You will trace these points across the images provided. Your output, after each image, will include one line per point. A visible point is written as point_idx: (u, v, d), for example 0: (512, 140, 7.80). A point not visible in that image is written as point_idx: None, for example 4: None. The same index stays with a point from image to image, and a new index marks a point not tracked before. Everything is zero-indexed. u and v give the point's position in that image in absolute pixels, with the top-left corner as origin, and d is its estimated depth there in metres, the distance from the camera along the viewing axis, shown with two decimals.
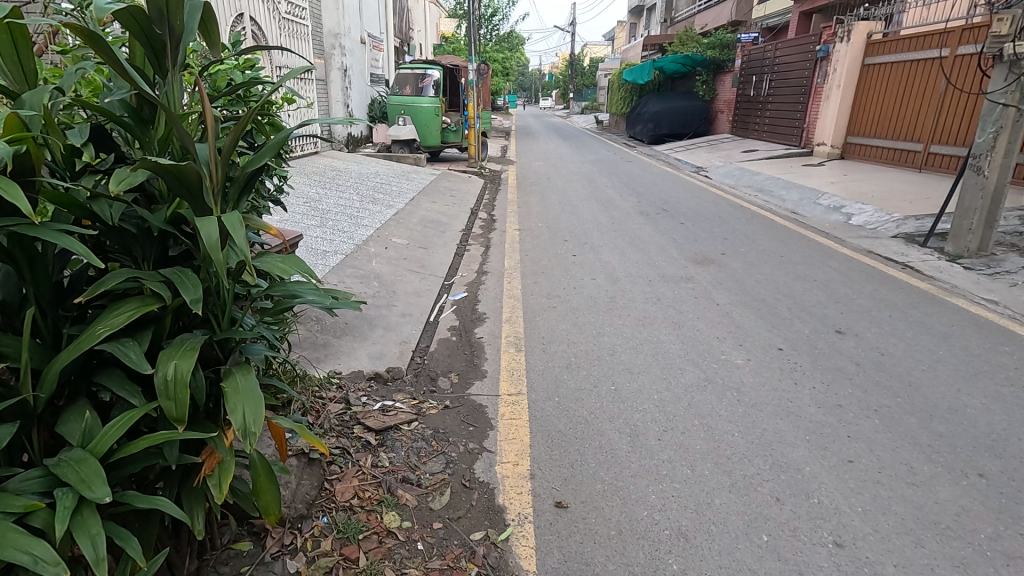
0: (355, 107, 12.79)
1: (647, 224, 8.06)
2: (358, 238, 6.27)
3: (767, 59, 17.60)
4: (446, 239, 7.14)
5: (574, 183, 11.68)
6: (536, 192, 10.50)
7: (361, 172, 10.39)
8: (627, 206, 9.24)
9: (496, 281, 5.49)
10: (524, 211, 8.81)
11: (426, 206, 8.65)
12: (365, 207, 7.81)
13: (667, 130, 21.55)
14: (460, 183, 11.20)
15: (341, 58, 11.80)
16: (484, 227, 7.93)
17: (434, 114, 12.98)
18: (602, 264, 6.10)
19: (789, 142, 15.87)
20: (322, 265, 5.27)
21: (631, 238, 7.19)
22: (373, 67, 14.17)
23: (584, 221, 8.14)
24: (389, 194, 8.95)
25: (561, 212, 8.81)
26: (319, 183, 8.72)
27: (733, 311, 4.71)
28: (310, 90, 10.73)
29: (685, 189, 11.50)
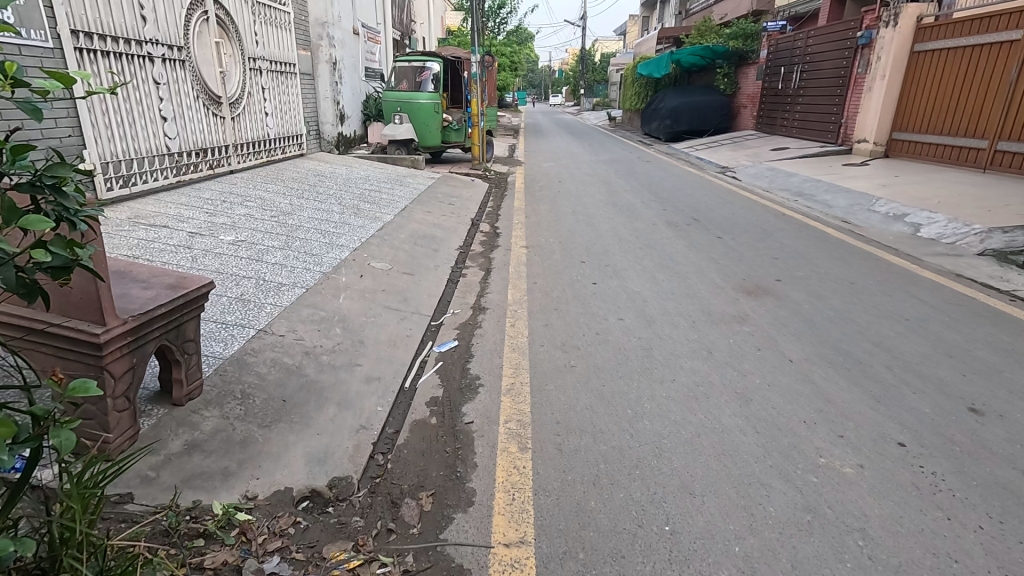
0: (347, 104, 11.67)
1: (678, 239, 6.84)
2: (329, 263, 5.10)
3: (798, 49, 16.18)
4: (438, 260, 5.94)
5: (589, 187, 10.44)
6: (547, 199, 9.28)
7: (351, 177, 9.22)
8: (651, 216, 8.01)
9: (496, 323, 4.30)
10: (532, 223, 7.61)
11: (419, 217, 7.49)
12: (346, 220, 6.64)
13: (687, 127, 20.18)
14: (461, 188, 10.02)
15: (329, 51, 10.67)
16: (485, 244, 6.74)
17: (434, 111, 11.81)
18: (628, 294, 4.89)
19: (823, 139, 14.49)
20: (271, 304, 4.10)
21: (661, 258, 5.97)
22: (369, 61, 13.04)
23: (603, 235, 6.92)
24: (378, 203, 7.78)
25: (576, 223, 7.60)
26: (299, 192, 7.59)
27: (814, 372, 3.49)
28: (295, 85, 9.61)
29: (714, 193, 10.24)
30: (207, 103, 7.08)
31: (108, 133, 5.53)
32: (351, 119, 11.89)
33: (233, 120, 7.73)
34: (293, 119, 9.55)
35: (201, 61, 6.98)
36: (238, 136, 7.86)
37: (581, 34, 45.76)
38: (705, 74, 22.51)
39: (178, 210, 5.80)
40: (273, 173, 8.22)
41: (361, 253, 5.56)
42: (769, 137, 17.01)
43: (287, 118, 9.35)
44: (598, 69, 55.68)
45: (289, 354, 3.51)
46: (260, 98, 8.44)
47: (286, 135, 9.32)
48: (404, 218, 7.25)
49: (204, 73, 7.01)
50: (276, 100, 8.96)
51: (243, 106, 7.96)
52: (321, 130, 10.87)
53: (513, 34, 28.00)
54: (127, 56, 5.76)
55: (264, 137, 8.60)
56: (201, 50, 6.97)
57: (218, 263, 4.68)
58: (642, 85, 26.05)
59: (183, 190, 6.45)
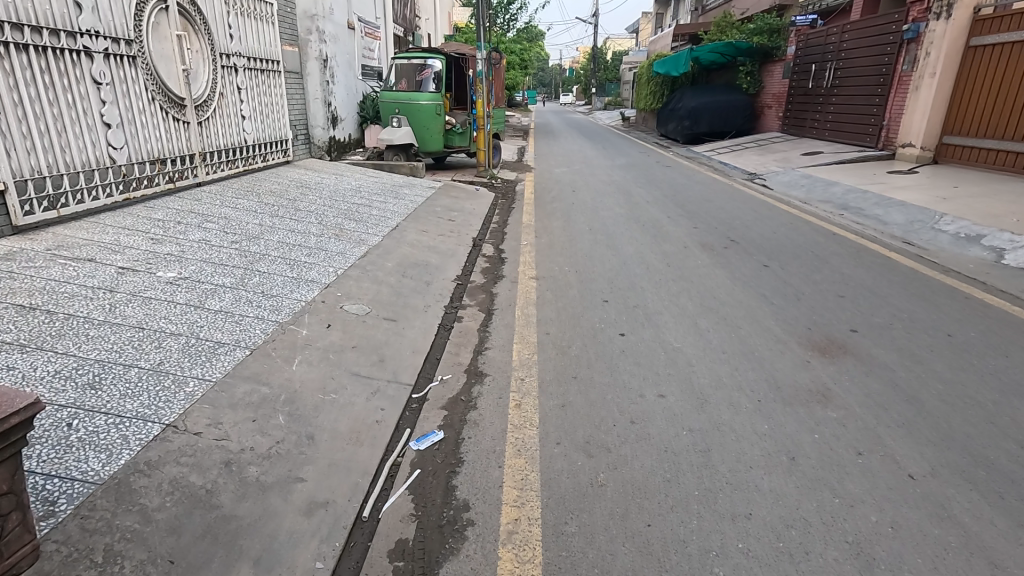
0: (341, 106, 10.68)
1: (715, 267, 5.77)
2: (289, 309, 4.09)
3: (830, 44, 14.94)
4: (429, 297, 4.91)
5: (606, 198, 9.36)
6: (559, 214, 8.24)
7: (338, 188, 8.23)
8: (679, 236, 6.94)
9: (496, 402, 3.26)
10: (542, 245, 6.56)
11: (410, 236, 6.46)
12: (324, 245, 5.63)
13: (706, 129, 19.10)
14: (463, 200, 8.98)
15: (319, 47, 9.68)
16: (488, 272, 5.70)
17: (436, 113, 10.77)
18: (667, 352, 3.83)
19: (861, 143, 13.29)
20: (195, 378, 3.07)
21: (701, 296, 4.91)
22: (366, 58, 12.04)
23: (627, 263, 5.85)
24: (365, 220, 6.77)
25: (594, 245, 6.54)
26: (274, 207, 6.63)
27: (954, 502, 2.41)
28: (279, 84, 8.64)
29: (747, 205, 9.13)
30: (165, 106, 6.10)
31: (27, 144, 4.55)
32: (345, 121, 10.90)
33: (199, 126, 6.76)
34: (276, 122, 8.58)
35: (157, 57, 5.98)
36: (206, 145, 6.88)
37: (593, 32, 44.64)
38: (725, 72, 21.35)
39: (116, 237, 4.81)
40: (248, 186, 7.25)
41: (335, 291, 4.55)
42: (797, 139, 15.83)
43: (268, 121, 8.36)
44: (610, 68, 54.60)
45: (201, 467, 2.48)
46: (234, 100, 7.45)
47: (267, 141, 8.35)
48: (394, 239, 6.22)
49: (161, 71, 6.02)
50: (254, 103, 7.98)
51: (212, 109, 6.97)
52: (311, 134, 9.89)
53: (522, 31, 26.96)
54: (56, 51, 4.78)
55: (239, 143, 7.62)
56: (157, 44, 5.99)
57: (143, 312, 3.67)
58: (658, 84, 24.92)
59: (131, 210, 5.48)
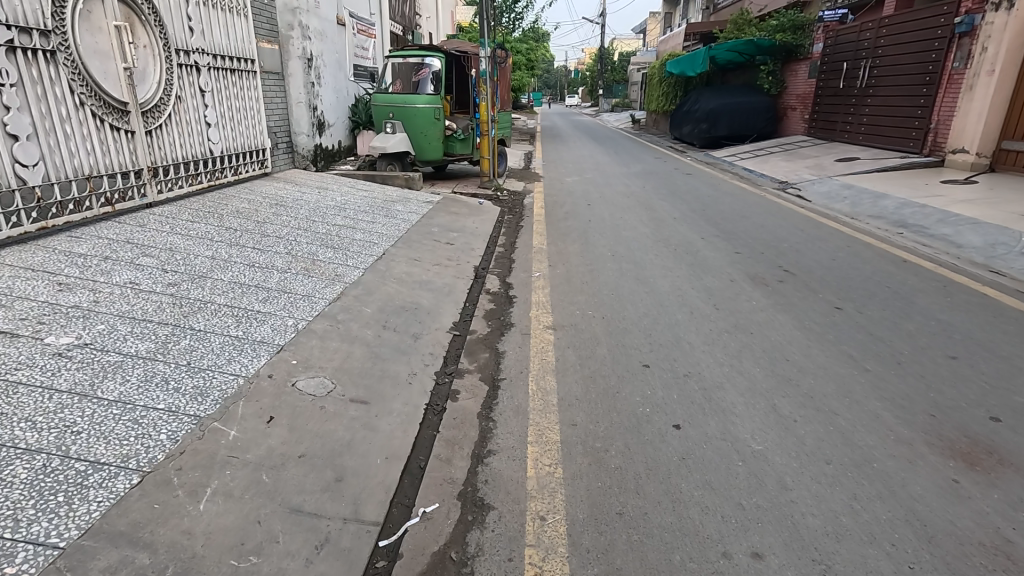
0: (328, 110, 9.60)
1: (775, 309, 4.63)
2: (217, 394, 2.97)
3: (865, 40, 13.74)
4: (414, 359, 3.79)
5: (627, 214, 8.22)
6: (575, 235, 7.10)
7: (320, 205, 7.12)
8: (721, 266, 5.79)
9: (504, 572, 2.14)
10: (558, 278, 5.44)
11: (398, 268, 5.36)
12: (287, 285, 4.52)
13: (726, 132, 17.92)
14: (465, 216, 7.90)
15: (302, 43, 8.59)
16: (492, 318, 4.59)
17: (434, 118, 9.62)
18: (747, 463, 2.70)
19: (902, 148, 12.11)
20: (28, 545, 1.95)
21: (770, 357, 3.78)
22: (358, 58, 10.97)
23: (665, 305, 4.72)
24: (346, 248, 5.66)
25: (621, 278, 5.41)
26: (236, 232, 5.54)
27: None
28: (254, 86, 7.56)
29: (789, 221, 7.97)
30: (100, 112, 5.03)
31: None
32: (333, 127, 9.81)
33: (149, 137, 5.68)
34: (250, 129, 7.52)
35: (87, 52, 4.90)
36: (158, 159, 5.80)
37: (600, 32, 43.48)
38: (742, 71, 20.16)
39: (10, 283, 3.72)
40: (210, 205, 6.16)
41: (291, 359, 3.45)
42: (827, 144, 14.65)
43: (240, 129, 7.30)
44: (617, 69, 53.58)
45: None
46: (195, 104, 6.38)
47: (238, 151, 7.25)
48: (378, 274, 5.11)
49: (93, 69, 4.94)
50: (222, 107, 6.90)
51: (166, 115, 5.89)
52: (294, 142, 8.82)
53: (529, 30, 25.91)
54: None
55: (203, 154, 6.55)
56: (88, 37, 4.91)
57: None
58: (671, 85, 23.75)
59: (47, 243, 4.41)
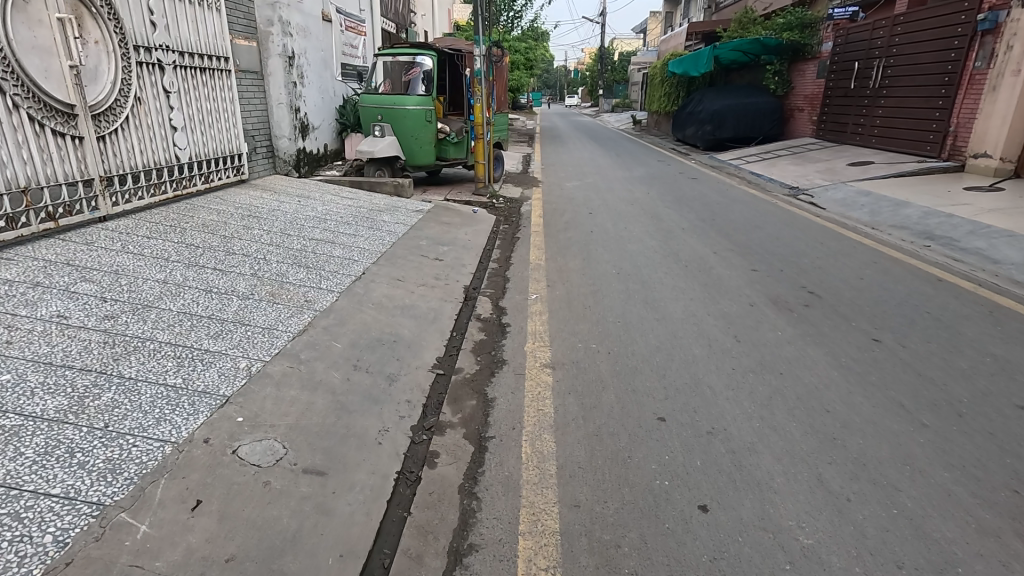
0: (313, 112, 9.02)
1: (805, 342, 4.06)
2: (132, 471, 2.38)
3: (877, 39, 13.18)
4: (387, 410, 3.21)
5: (631, 224, 7.65)
6: (575, 249, 6.53)
7: (297, 216, 6.56)
8: (738, 287, 5.22)
9: None
10: (557, 301, 4.87)
11: (378, 292, 4.78)
12: (245, 315, 3.93)
13: (731, 134, 17.35)
14: (457, 227, 7.33)
15: (283, 40, 8.02)
16: (482, 352, 4.01)
17: (426, 121, 9.05)
18: (798, 567, 2.12)
19: (919, 152, 11.55)
20: None
21: (806, 407, 3.21)
22: (346, 56, 10.39)
23: (678, 336, 4.15)
24: (321, 268, 5.09)
25: (628, 302, 4.84)
26: (197, 249, 4.96)
27: None
28: (226, 85, 6.99)
29: (806, 233, 7.39)
30: (39, 116, 4.45)
31: None
32: (318, 129, 9.24)
33: (101, 142, 5.10)
34: (223, 133, 6.95)
35: (23, 47, 4.33)
36: (112, 167, 5.22)
37: (601, 32, 42.92)
38: (748, 71, 19.57)
39: None
40: (173, 218, 5.58)
41: (236, 415, 2.87)
42: (837, 146, 14.08)
43: (212, 132, 6.73)
44: (618, 69, 53.05)
45: None
46: (158, 106, 5.81)
47: (208, 156, 6.68)
48: (354, 300, 4.53)
49: (30, 68, 4.36)
50: (190, 109, 6.33)
51: (122, 117, 5.31)
52: (275, 146, 8.24)
53: (529, 29, 25.36)
54: None
55: (167, 161, 5.97)
56: (24, 30, 4.34)
57: None
58: (674, 85, 23.17)
59: None
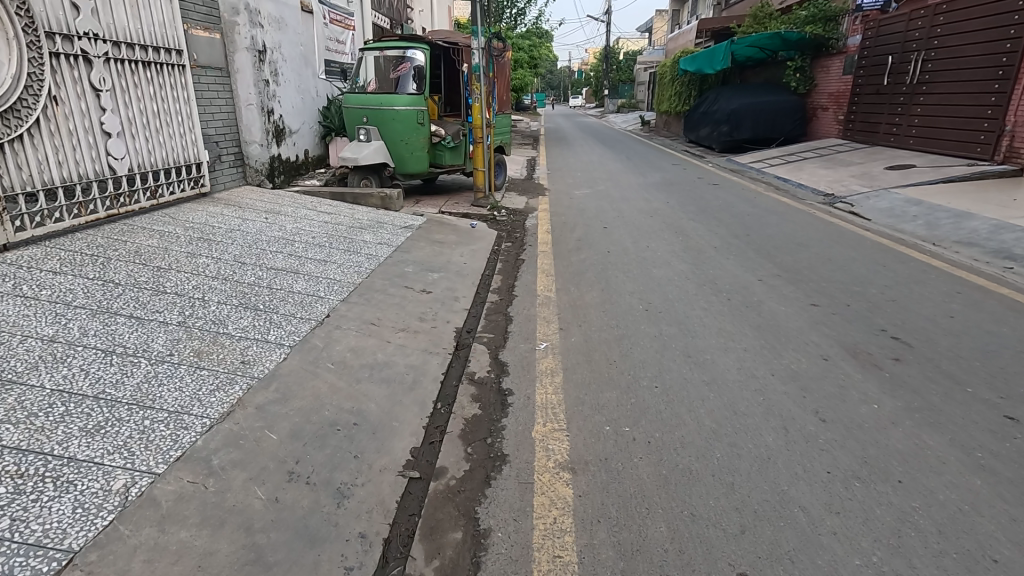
0: (290, 114, 7.97)
1: (916, 423, 2.98)
2: None
3: (915, 31, 12.04)
4: (328, 557, 2.14)
5: (654, 243, 6.57)
6: (592, 275, 5.44)
7: (259, 237, 5.50)
8: (802, 332, 4.13)
9: None
10: (573, 355, 3.80)
11: (342, 345, 3.71)
12: (149, 392, 2.86)
13: (749, 135, 16.26)
14: (451, 247, 6.27)
15: (251, 32, 6.96)
16: (474, 439, 2.94)
17: (417, 123, 7.99)
18: None
19: (967, 154, 10.51)
20: None
21: (961, 556, 2.12)
22: (331, 52, 9.33)
23: (740, 413, 3.07)
24: (273, 310, 4.02)
25: (665, 355, 3.76)
26: (114, 287, 3.92)
27: None
28: (180, 83, 5.95)
29: (861, 252, 6.29)
30: None
31: None
32: (297, 134, 8.19)
33: None
34: (175, 139, 5.91)
35: None
36: (13, 184, 4.19)
37: (606, 31, 41.86)
38: (765, 68, 18.44)
39: None
40: (97, 244, 4.54)
41: None
42: (870, 148, 12.95)
43: (159, 139, 5.69)
44: (623, 69, 52.02)
45: None
46: (83, 107, 4.78)
47: (156, 167, 5.66)
48: (309, 359, 3.46)
49: None
50: (128, 111, 5.30)
51: (29, 121, 4.27)
52: (244, 153, 7.20)
53: (533, 26, 24.27)
54: None
55: (95, 174, 4.93)
56: None
57: None
58: (685, 84, 22.06)
59: None
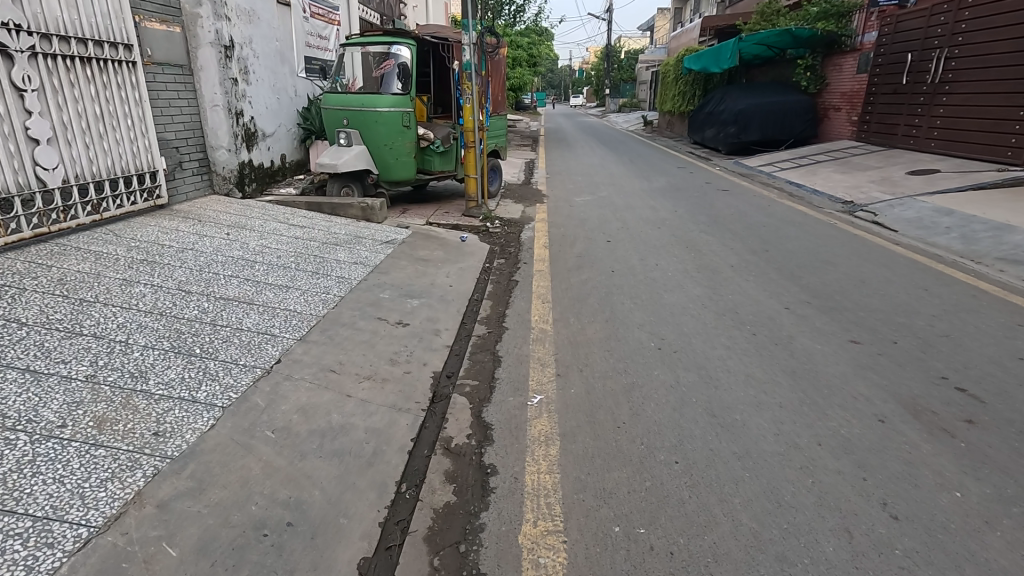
0: (263, 116, 7.29)
1: (1017, 522, 2.30)
2: None
3: (937, 27, 11.39)
4: None
5: (664, 261, 5.88)
6: (594, 302, 4.76)
7: (214, 257, 4.82)
8: (847, 381, 3.45)
9: None
10: (573, 415, 3.11)
11: (289, 403, 3.03)
12: (14, 487, 2.17)
13: (758, 137, 15.56)
14: (436, 267, 5.59)
15: (216, 25, 6.28)
16: (444, 546, 2.27)
17: (402, 127, 7.32)
18: None
19: (996, 159, 9.88)
20: None
21: None
22: (311, 48, 8.65)
23: (787, 505, 2.39)
24: (212, 355, 3.34)
25: (685, 415, 3.08)
26: (17, 329, 3.23)
27: None
28: (130, 82, 5.26)
29: (896, 271, 5.61)
30: None
31: None
32: (271, 137, 7.51)
33: None
34: (123, 145, 5.23)
35: None
36: None
37: (607, 29, 41.19)
38: (772, 66, 17.73)
39: None
40: (14, 271, 3.86)
41: None
42: (887, 151, 12.25)
43: (103, 145, 5.01)
44: (624, 68, 51.35)
45: None
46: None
47: (100, 178, 4.99)
48: (242, 426, 2.78)
49: None
50: (64, 114, 4.62)
51: None
52: (209, 159, 6.53)
53: (533, 23, 23.55)
54: None
55: (17, 188, 4.26)
56: None
57: None
58: (689, 83, 21.37)
59: None
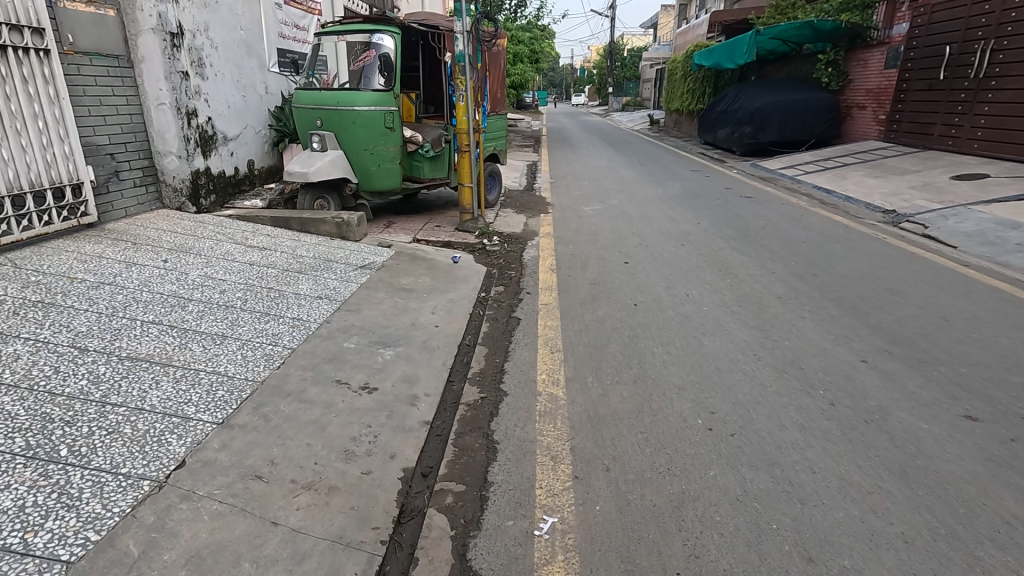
0: (223, 116, 6.28)
1: None
2: None
3: (981, 17, 10.41)
4: None
5: (696, 290, 4.86)
6: (617, 352, 3.75)
7: (135, 295, 3.81)
8: (986, 492, 2.43)
9: None
10: (601, 560, 2.11)
11: (179, 548, 2.02)
12: None
13: (776, 137, 14.51)
14: (420, 299, 4.58)
15: (159, 8, 5.28)
16: None
17: (385, 129, 6.32)
18: None
19: None
20: None
21: None
22: (285, 39, 7.64)
23: None
24: (82, 459, 2.33)
25: (769, 562, 2.08)
26: None
27: None
28: (41, 75, 4.28)
29: (981, 304, 4.59)
30: None
31: None
32: (234, 141, 6.50)
33: None
34: (33, 151, 4.23)
35: None
36: None
37: (610, 26, 40.19)
38: (789, 61, 16.68)
39: None
40: None
41: None
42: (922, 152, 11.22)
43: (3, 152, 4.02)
44: (627, 66, 50.27)
45: None
46: None
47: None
48: None
49: None
50: None
51: None
52: (155, 167, 5.53)
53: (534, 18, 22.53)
54: None
55: None
56: None
57: None
58: (698, 80, 20.34)
59: None
